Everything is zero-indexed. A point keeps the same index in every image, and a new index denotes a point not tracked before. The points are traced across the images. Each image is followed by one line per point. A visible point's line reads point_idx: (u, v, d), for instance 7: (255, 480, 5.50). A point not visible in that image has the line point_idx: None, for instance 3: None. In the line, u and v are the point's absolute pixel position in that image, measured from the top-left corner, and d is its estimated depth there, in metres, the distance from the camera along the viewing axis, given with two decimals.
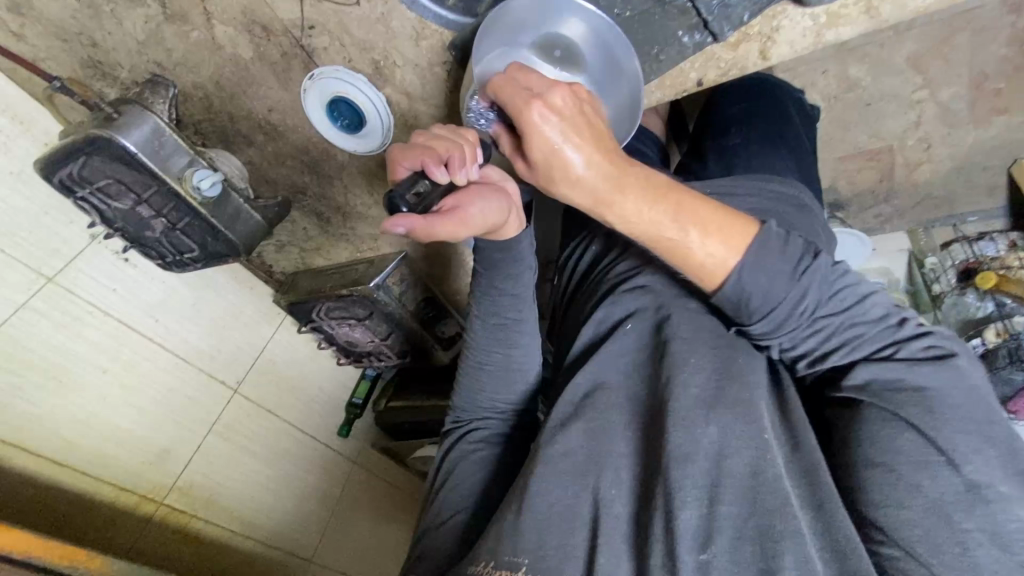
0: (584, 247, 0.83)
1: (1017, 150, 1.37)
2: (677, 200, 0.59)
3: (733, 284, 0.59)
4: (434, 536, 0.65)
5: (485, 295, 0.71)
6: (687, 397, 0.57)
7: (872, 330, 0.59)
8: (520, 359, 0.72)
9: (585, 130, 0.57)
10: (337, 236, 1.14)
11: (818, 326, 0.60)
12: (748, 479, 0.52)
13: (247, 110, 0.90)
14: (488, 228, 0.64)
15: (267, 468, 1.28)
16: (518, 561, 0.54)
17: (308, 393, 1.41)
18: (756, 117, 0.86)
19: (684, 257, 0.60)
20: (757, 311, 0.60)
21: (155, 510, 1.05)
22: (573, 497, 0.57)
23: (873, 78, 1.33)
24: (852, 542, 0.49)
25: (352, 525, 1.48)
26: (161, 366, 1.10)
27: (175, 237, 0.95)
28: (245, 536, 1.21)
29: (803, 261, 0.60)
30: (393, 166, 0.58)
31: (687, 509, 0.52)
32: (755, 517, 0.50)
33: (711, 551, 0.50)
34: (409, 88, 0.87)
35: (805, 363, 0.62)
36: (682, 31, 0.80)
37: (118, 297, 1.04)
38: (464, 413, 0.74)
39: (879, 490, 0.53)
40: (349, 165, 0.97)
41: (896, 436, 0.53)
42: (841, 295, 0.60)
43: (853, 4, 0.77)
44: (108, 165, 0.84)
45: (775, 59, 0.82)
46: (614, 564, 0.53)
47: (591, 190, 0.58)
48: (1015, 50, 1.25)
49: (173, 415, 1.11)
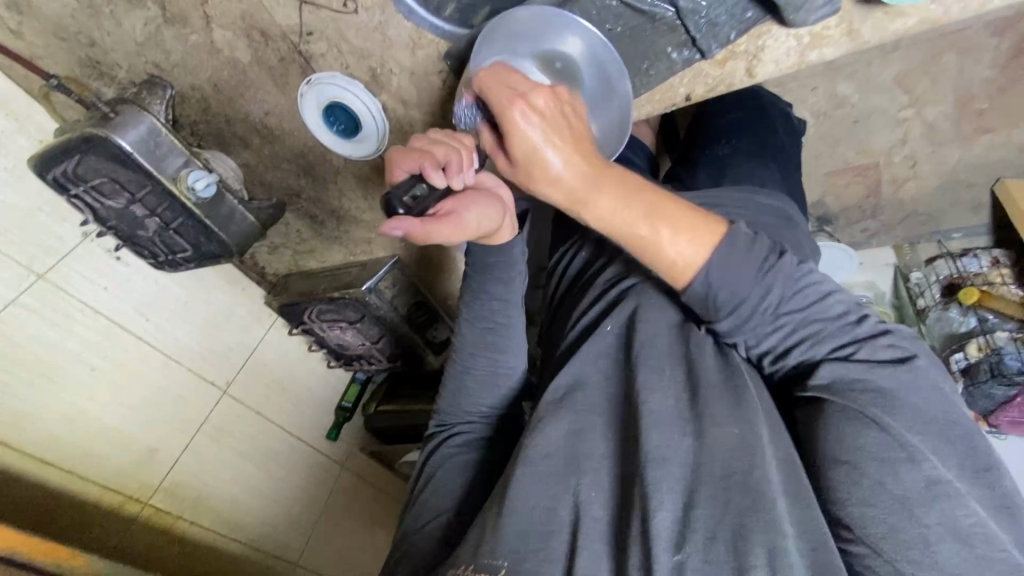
0: (575, 251, 0.84)
1: (999, 170, 1.41)
2: (651, 200, 0.60)
3: (700, 281, 0.60)
4: (413, 540, 0.65)
5: (472, 298, 0.72)
6: (660, 401, 0.59)
7: (833, 325, 0.60)
8: (504, 364, 0.72)
9: (563, 131, 0.59)
10: (328, 239, 1.13)
11: (780, 322, 0.61)
12: (721, 482, 0.53)
13: (244, 113, 0.91)
14: (480, 233, 0.65)
15: (255, 469, 1.28)
16: (496, 563, 0.54)
17: (299, 395, 1.41)
18: (746, 131, 0.88)
19: (650, 254, 0.60)
20: (723, 306, 0.61)
21: (140, 510, 1.05)
22: (553, 503, 0.57)
23: (861, 96, 1.35)
24: (828, 543, 0.50)
25: (340, 528, 1.48)
26: (152, 364, 1.10)
27: (168, 237, 0.96)
28: (230, 538, 1.21)
29: (767, 260, 0.61)
30: (391, 168, 0.58)
31: (663, 511, 0.53)
32: (728, 518, 0.51)
33: (685, 553, 0.51)
34: (405, 95, 0.89)
35: (769, 359, 0.63)
36: (671, 47, 0.82)
37: (109, 295, 1.04)
38: (446, 417, 0.74)
39: (839, 487, 0.55)
40: (344, 169, 0.98)
41: (858, 433, 0.54)
42: (803, 292, 0.61)
43: (836, 26, 0.79)
44: (104, 164, 0.85)
45: (761, 76, 0.84)
46: (593, 567, 0.53)
47: (567, 189, 0.59)
48: (998, 72, 1.27)
49: (162, 415, 1.11)
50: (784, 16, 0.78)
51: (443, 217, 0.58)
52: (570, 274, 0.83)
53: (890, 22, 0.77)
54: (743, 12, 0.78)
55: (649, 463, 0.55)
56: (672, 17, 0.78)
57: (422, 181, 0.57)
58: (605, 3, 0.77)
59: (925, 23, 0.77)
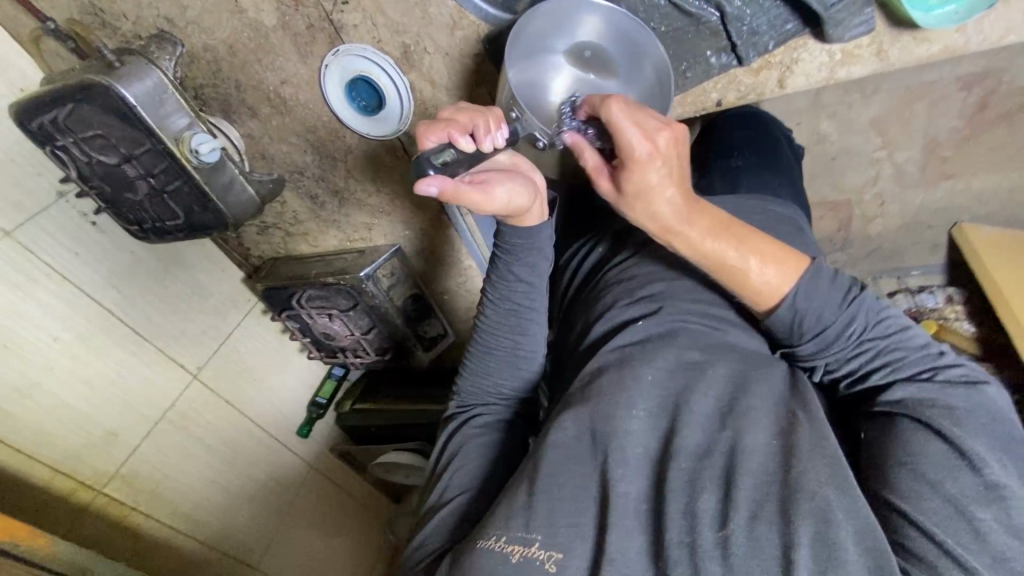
0: (589, 250, 0.85)
1: (957, 214, 1.52)
2: (740, 233, 0.64)
3: (786, 308, 0.63)
4: (437, 520, 0.63)
5: (498, 277, 0.72)
6: (701, 401, 0.59)
7: (915, 353, 0.62)
8: (527, 347, 0.73)
9: (677, 170, 0.61)
10: (325, 223, 1.10)
11: (862, 348, 0.64)
12: (761, 474, 0.54)
13: (258, 79, 0.88)
14: (512, 210, 0.65)
15: (220, 463, 1.19)
16: (530, 538, 0.55)
17: (273, 385, 1.34)
18: (760, 144, 0.92)
19: (745, 284, 0.64)
20: (808, 331, 0.64)
21: (92, 498, 0.95)
22: (583, 481, 0.57)
23: (841, 134, 1.42)
24: (873, 527, 0.51)
25: (301, 533, 1.39)
26: (115, 340, 1.01)
27: (159, 203, 0.90)
28: (189, 536, 1.12)
29: (851, 291, 0.64)
30: (420, 137, 0.59)
31: (707, 495, 0.53)
32: (770, 505, 0.52)
33: (729, 529, 0.51)
34: (436, 75, 0.88)
35: (846, 381, 0.65)
36: (711, 51, 0.87)
37: (77, 262, 0.96)
38: (467, 400, 0.74)
39: (903, 485, 0.54)
40: (356, 148, 0.96)
41: (922, 442, 0.55)
42: (886, 322, 0.64)
43: (866, 46, 0.84)
44: (98, 116, 0.80)
45: (791, 88, 0.88)
46: (625, 545, 0.53)
47: (665, 218, 0.62)
48: (964, 123, 1.35)
49: (125, 395, 1.02)
50: (822, 30, 0.83)
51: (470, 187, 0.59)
52: (584, 271, 0.84)
53: (916, 46, 0.83)
54: (783, 24, 0.84)
55: (678, 451, 0.56)
56: (715, 22, 0.84)
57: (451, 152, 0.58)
58: (652, 2, 0.82)
59: (943, 52, 0.83)
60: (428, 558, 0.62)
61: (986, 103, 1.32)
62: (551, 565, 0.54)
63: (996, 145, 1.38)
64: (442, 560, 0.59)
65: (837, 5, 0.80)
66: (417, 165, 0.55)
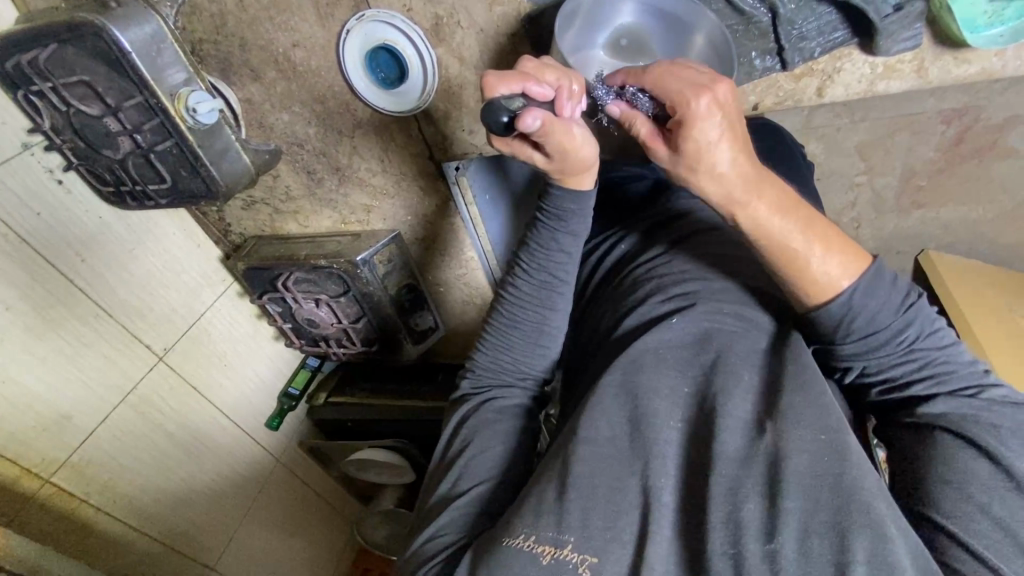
0: (614, 243, 0.85)
1: (924, 241, 1.51)
2: (807, 213, 0.62)
3: (841, 304, 0.61)
4: (451, 512, 0.63)
5: (538, 245, 0.72)
6: (737, 405, 0.58)
7: (963, 369, 0.63)
8: (554, 323, 0.74)
9: (737, 133, 0.59)
10: (321, 201, 1.03)
11: (909, 356, 0.63)
12: (810, 479, 0.53)
13: (267, 39, 0.83)
14: (585, 162, 0.65)
15: (182, 454, 1.09)
16: (563, 538, 0.53)
17: (244, 372, 1.24)
18: (777, 155, 0.94)
19: (805, 275, 0.62)
20: (859, 330, 0.63)
21: (37, 487, 0.85)
22: (617, 482, 0.55)
23: (826, 157, 1.39)
24: (923, 549, 0.51)
25: (263, 532, 1.30)
26: (77, 314, 0.90)
27: (141, 163, 0.82)
28: (141, 533, 1.02)
29: (910, 296, 0.64)
30: (492, 93, 0.59)
31: (750, 504, 0.52)
32: (821, 515, 0.51)
33: (779, 541, 0.50)
34: (465, 52, 0.86)
35: (881, 388, 0.65)
36: (756, 52, 0.88)
37: (41, 224, 0.85)
38: (486, 379, 0.75)
39: (952, 504, 0.56)
40: (366, 122, 0.92)
41: (973, 462, 0.57)
42: (938, 334, 0.64)
43: (909, 62, 0.89)
44: (83, 60, 0.72)
45: (829, 97, 0.94)
46: (663, 552, 0.52)
47: (730, 187, 0.60)
48: (940, 155, 1.35)
49: (84, 374, 0.91)
50: (871, 44, 0.86)
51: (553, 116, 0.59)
52: (609, 264, 0.84)
53: (958, 67, 0.90)
54: (832, 31, 0.86)
55: (719, 456, 0.55)
56: (765, 23, 0.85)
57: (523, 98, 0.60)
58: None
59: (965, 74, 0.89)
60: (444, 551, 0.60)
61: (962, 137, 1.32)
62: (585, 568, 0.51)
63: (968, 178, 1.38)
64: (466, 553, 0.58)
65: (892, 17, 0.82)
66: (492, 112, 0.57)
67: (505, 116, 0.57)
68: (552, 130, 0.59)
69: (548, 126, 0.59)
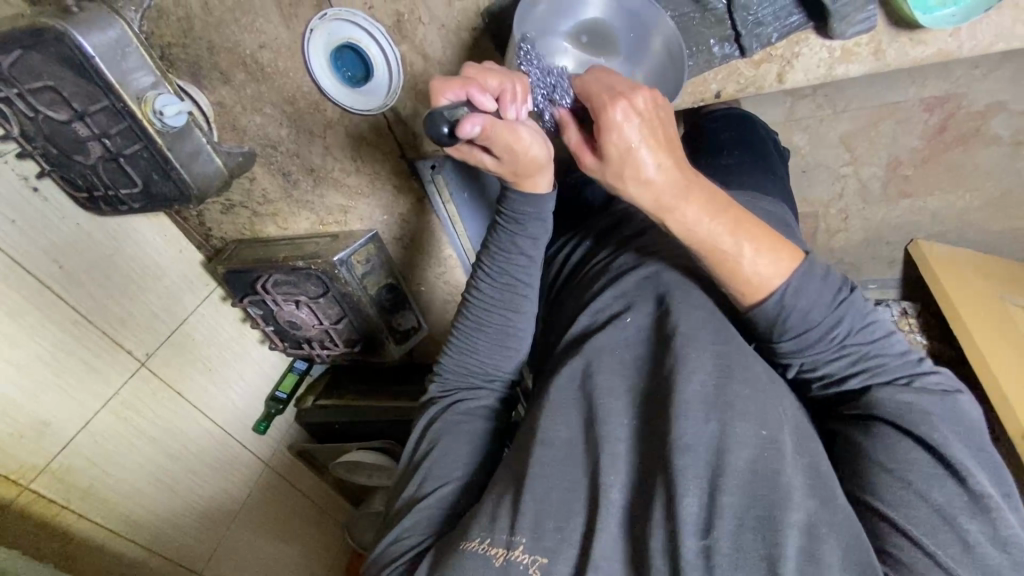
0: (577, 243, 0.88)
1: (915, 231, 1.48)
2: (732, 214, 0.61)
3: (776, 302, 0.61)
4: (415, 513, 0.65)
5: (498, 249, 0.74)
6: (691, 388, 0.58)
7: (894, 360, 0.63)
8: (519, 326, 0.75)
9: (660, 134, 0.58)
10: (298, 203, 1.03)
11: (844, 351, 0.63)
12: (748, 473, 0.54)
13: (234, 42, 0.84)
14: (535, 163, 0.65)
15: (165, 459, 1.09)
16: (515, 540, 0.56)
17: (230, 372, 1.24)
18: (747, 145, 0.96)
19: (737, 276, 0.62)
20: (794, 329, 0.62)
21: (16, 495, 0.85)
22: (572, 483, 0.59)
23: (810, 148, 1.39)
24: (863, 543, 0.52)
25: (255, 539, 1.31)
26: (54, 320, 0.90)
27: (113, 168, 0.83)
28: (125, 539, 1.02)
29: (840, 291, 0.63)
30: (437, 99, 0.60)
31: (690, 499, 0.53)
32: (755, 510, 0.52)
33: (713, 537, 0.51)
34: (428, 49, 0.87)
35: (822, 383, 0.65)
36: (715, 40, 0.89)
37: (16, 232, 0.85)
38: (453, 380, 0.77)
39: (883, 492, 0.55)
40: (336, 123, 0.93)
41: (906, 449, 0.56)
42: (869, 327, 0.63)
43: (865, 44, 0.87)
44: (49, 67, 0.72)
45: (789, 83, 0.92)
46: (610, 550, 0.55)
47: (658, 192, 0.59)
48: (924, 144, 1.34)
49: (60, 381, 0.91)
50: (828, 27, 0.85)
51: (495, 118, 0.60)
52: (574, 261, 0.86)
53: (911, 48, 0.86)
54: (788, 16, 0.86)
55: (676, 448, 0.55)
56: (721, 9, 0.87)
57: (468, 104, 0.60)
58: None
59: (940, 53, 0.87)
60: (405, 554, 0.63)
61: (945, 125, 1.31)
62: (536, 569, 0.55)
63: (952, 167, 1.36)
64: (428, 553, 0.61)
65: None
66: (433, 121, 0.56)
67: (446, 125, 0.56)
68: (493, 133, 0.59)
69: (490, 130, 0.59)
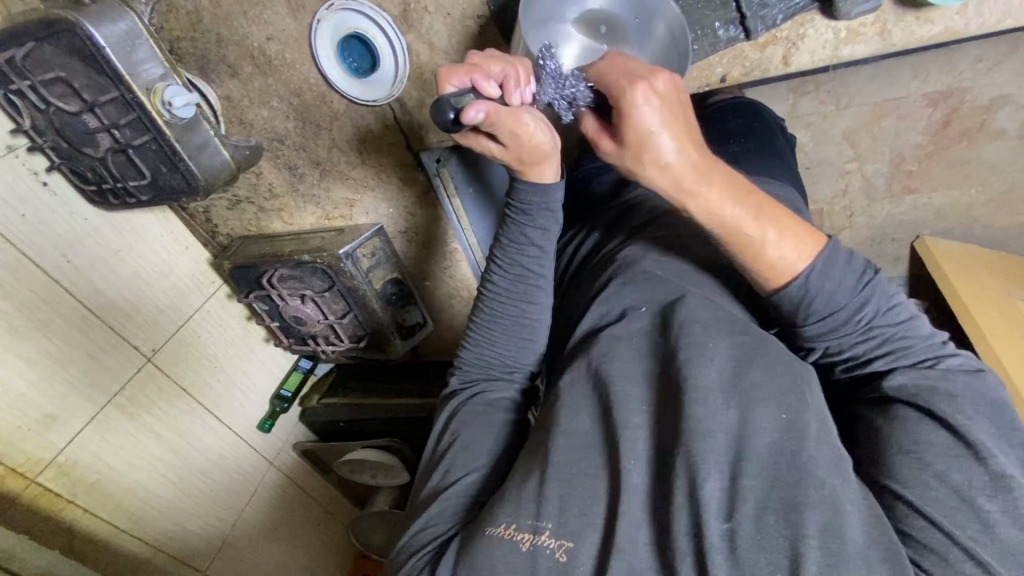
0: (587, 235, 0.89)
1: (921, 228, 1.48)
2: (753, 199, 0.61)
3: (800, 285, 0.61)
4: (440, 503, 0.64)
5: (510, 241, 0.74)
6: (705, 375, 0.58)
7: (921, 343, 0.62)
8: (533, 315, 0.75)
9: (681, 118, 0.57)
10: (303, 197, 1.04)
11: (871, 334, 0.62)
12: (770, 457, 0.53)
13: (243, 35, 0.85)
14: (538, 148, 0.64)
15: (172, 457, 1.09)
16: (540, 526, 0.56)
17: (235, 372, 1.23)
18: (753, 133, 0.96)
19: (761, 259, 0.62)
20: (817, 311, 0.62)
21: (23, 488, 0.84)
22: (592, 469, 0.58)
23: (814, 145, 1.39)
24: (885, 527, 0.51)
25: (259, 542, 1.29)
26: (62, 314, 0.91)
27: (123, 161, 0.84)
28: (131, 535, 1.01)
29: (866, 274, 0.63)
30: (441, 85, 0.59)
31: (712, 483, 0.52)
32: (778, 490, 0.52)
33: (736, 521, 0.51)
34: (436, 40, 0.88)
35: (847, 365, 0.65)
36: (720, 22, 0.89)
37: (26, 225, 0.86)
38: (472, 373, 0.77)
39: (908, 474, 0.55)
40: (343, 115, 0.93)
41: (927, 431, 0.56)
42: (895, 310, 0.63)
43: (870, 24, 0.88)
44: (61, 58, 0.73)
45: (794, 65, 0.92)
46: (633, 535, 0.54)
47: (678, 177, 0.58)
48: (928, 138, 1.34)
49: (67, 375, 0.91)
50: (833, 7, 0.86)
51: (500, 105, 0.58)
52: (583, 254, 0.87)
53: (918, 27, 0.87)
54: None
55: (692, 433, 0.55)
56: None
57: (473, 90, 0.59)
58: None
59: (947, 31, 0.88)
60: (434, 541, 0.62)
61: (949, 119, 1.30)
62: (562, 554, 0.54)
63: (956, 162, 1.36)
64: (452, 542, 0.60)
65: None
66: (438, 107, 0.55)
67: (451, 112, 0.55)
68: (499, 120, 0.58)
69: (496, 116, 0.58)
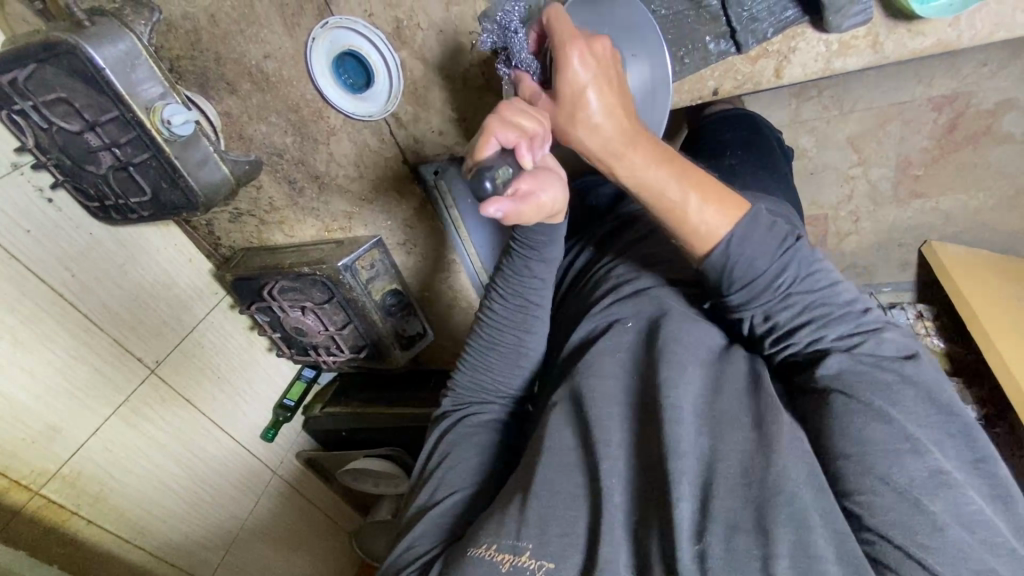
0: (579, 249, 0.88)
1: (928, 232, 1.45)
2: (679, 165, 0.62)
3: (721, 250, 0.61)
4: (423, 524, 0.65)
5: (511, 271, 0.73)
6: (683, 395, 0.57)
7: (843, 311, 0.60)
8: (530, 344, 0.75)
9: (609, 80, 0.60)
10: (303, 210, 1.05)
11: (789, 301, 0.61)
12: (740, 476, 0.53)
13: (240, 53, 0.86)
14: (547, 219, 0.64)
15: (174, 467, 1.10)
16: (519, 546, 0.55)
17: (237, 381, 1.25)
18: (748, 143, 0.96)
19: (685, 223, 0.62)
20: (738, 278, 0.62)
21: (27, 500, 0.86)
22: (573, 488, 0.58)
23: (818, 151, 1.38)
24: (848, 538, 0.49)
25: (262, 549, 1.31)
26: (66, 327, 0.92)
27: (124, 178, 0.85)
28: (133, 545, 1.02)
29: (786, 240, 0.62)
30: (487, 138, 0.56)
31: (685, 506, 0.53)
32: (751, 510, 0.51)
33: (706, 542, 0.50)
34: (427, 53, 0.88)
35: (772, 338, 0.63)
36: (710, 37, 0.89)
37: (31, 241, 0.87)
38: (467, 395, 0.77)
39: (859, 481, 0.52)
40: (339, 131, 0.95)
41: (858, 421, 0.53)
42: (815, 277, 0.62)
43: (863, 36, 0.87)
44: (63, 79, 0.75)
45: (786, 78, 0.92)
46: (614, 555, 0.54)
47: (605, 136, 0.60)
48: (934, 143, 1.32)
49: (70, 386, 0.92)
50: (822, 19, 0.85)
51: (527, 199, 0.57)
52: (577, 268, 0.87)
53: (909, 39, 0.86)
54: (782, 11, 0.86)
55: (673, 451, 0.54)
56: (715, 7, 0.87)
57: (512, 157, 0.57)
58: None
59: (941, 42, 0.86)
60: (418, 561, 0.62)
61: (955, 124, 1.28)
62: (540, 574, 0.54)
63: (964, 167, 1.34)
64: (435, 561, 0.60)
65: None
66: (476, 182, 0.52)
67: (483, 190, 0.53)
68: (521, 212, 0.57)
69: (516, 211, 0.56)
